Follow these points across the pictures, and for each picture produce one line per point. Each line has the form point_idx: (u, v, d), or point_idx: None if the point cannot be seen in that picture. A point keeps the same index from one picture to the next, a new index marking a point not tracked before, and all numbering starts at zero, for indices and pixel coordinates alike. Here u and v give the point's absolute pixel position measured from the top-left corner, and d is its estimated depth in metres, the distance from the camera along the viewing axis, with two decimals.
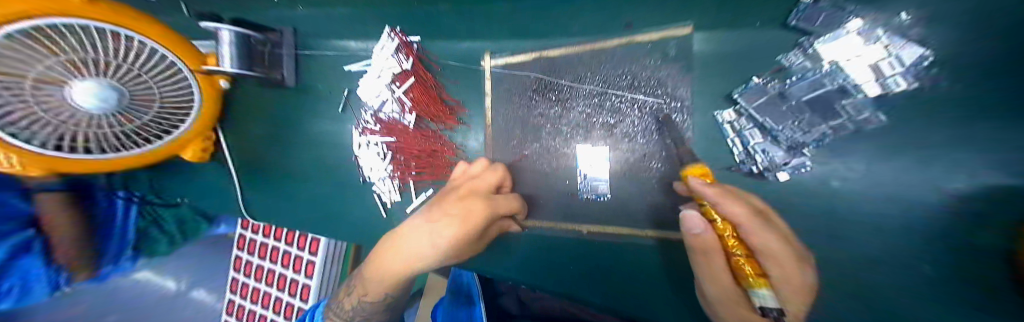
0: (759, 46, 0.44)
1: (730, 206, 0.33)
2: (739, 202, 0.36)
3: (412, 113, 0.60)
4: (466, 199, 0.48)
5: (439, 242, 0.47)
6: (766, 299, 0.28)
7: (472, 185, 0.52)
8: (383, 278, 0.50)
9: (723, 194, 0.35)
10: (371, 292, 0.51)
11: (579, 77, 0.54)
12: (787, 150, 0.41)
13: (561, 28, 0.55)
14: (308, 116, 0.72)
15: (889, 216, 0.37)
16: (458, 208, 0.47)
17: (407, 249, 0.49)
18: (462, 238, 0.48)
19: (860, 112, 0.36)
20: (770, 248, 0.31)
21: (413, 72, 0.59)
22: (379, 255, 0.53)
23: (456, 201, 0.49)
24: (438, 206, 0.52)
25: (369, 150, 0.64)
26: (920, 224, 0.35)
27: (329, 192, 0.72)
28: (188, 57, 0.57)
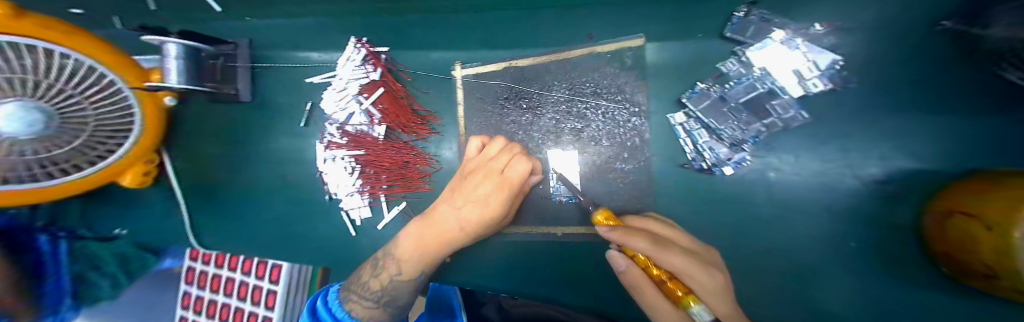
0: (701, 56, 0.50)
1: (634, 241, 0.38)
2: (643, 232, 0.40)
3: (382, 124, 0.59)
4: (488, 181, 0.50)
5: (467, 221, 0.51)
6: (702, 313, 0.31)
7: (494, 174, 0.49)
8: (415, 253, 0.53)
9: (625, 232, 0.39)
10: (403, 272, 0.53)
11: (546, 85, 0.57)
12: (730, 146, 0.47)
13: (529, 39, 0.56)
14: (269, 132, 0.68)
15: (806, 197, 0.45)
16: (482, 193, 0.50)
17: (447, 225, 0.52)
18: (489, 218, 0.50)
19: (787, 111, 0.44)
20: (686, 267, 0.35)
21: (383, 83, 0.59)
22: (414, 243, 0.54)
23: (478, 184, 0.51)
24: (459, 191, 0.53)
25: (336, 165, 0.61)
26: (829, 206, 0.44)
27: (294, 211, 0.68)
28: (125, 69, 0.47)
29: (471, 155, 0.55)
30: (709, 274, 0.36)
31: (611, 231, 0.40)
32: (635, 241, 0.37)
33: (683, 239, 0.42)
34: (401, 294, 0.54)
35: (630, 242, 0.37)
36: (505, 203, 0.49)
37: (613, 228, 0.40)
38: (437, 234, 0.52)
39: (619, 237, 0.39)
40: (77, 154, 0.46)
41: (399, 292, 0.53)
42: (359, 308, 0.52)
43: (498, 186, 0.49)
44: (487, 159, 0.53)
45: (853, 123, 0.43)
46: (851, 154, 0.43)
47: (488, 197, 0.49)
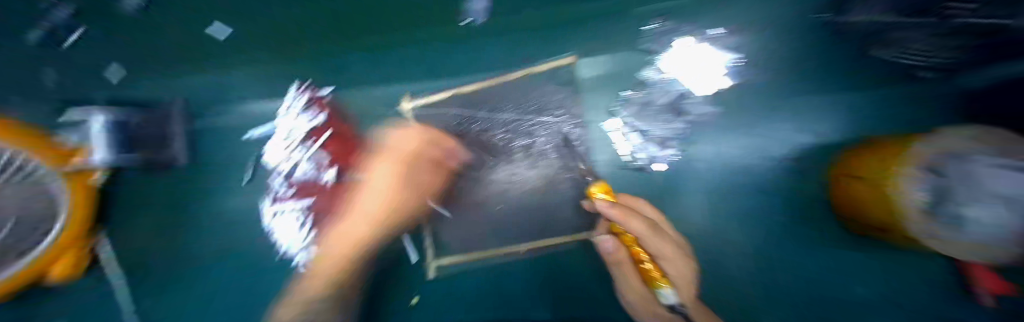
0: (625, 66, 0.54)
1: (631, 221, 0.37)
2: (637, 213, 0.40)
3: (331, 168, 0.58)
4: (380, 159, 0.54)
5: (369, 215, 0.51)
6: (669, 296, 0.35)
7: (391, 157, 0.54)
8: (332, 264, 0.48)
9: (625, 212, 0.38)
10: (323, 285, 0.46)
11: (492, 107, 0.59)
12: (658, 144, 0.52)
13: (468, 66, 0.58)
14: (215, 190, 0.64)
15: (736, 180, 0.49)
16: (378, 182, 0.53)
17: (347, 230, 0.51)
18: (395, 205, 0.52)
19: (697, 109, 0.50)
20: (665, 253, 0.37)
21: (328, 125, 0.58)
22: (325, 254, 0.50)
23: (376, 169, 0.54)
24: (359, 206, 0.53)
25: (286, 216, 0.59)
26: (757, 190, 0.48)
27: (240, 275, 0.61)
28: None
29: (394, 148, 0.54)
30: (686, 264, 0.40)
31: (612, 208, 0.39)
32: (634, 221, 0.37)
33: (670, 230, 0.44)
34: (325, 295, 0.44)
35: (630, 222, 0.37)
36: (406, 176, 0.52)
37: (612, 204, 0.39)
38: (347, 242, 0.50)
39: (619, 215, 0.38)
40: None
41: (324, 301, 0.44)
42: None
43: (392, 175, 0.52)
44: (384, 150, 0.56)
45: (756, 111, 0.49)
46: (757, 139, 0.49)
47: (383, 184, 0.52)
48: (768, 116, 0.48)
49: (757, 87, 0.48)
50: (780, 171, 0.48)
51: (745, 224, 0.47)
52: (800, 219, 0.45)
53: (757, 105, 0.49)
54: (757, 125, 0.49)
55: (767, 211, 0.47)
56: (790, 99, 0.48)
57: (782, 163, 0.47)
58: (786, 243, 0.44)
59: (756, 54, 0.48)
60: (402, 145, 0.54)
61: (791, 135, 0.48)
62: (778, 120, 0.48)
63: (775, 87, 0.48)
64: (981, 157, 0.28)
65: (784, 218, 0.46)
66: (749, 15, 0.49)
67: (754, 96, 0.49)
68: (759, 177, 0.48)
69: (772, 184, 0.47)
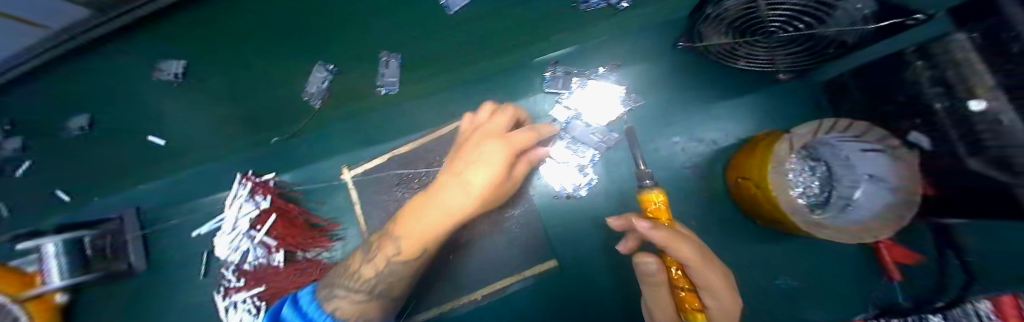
0: (538, 108, 0.61)
1: (681, 248, 0.31)
2: (687, 238, 0.34)
3: (279, 251, 0.58)
4: (489, 139, 0.44)
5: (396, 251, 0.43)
6: None
7: (504, 142, 0.43)
8: (381, 285, 0.43)
9: (672, 234, 0.32)
10: (402, 250, 0.42)
11: (430, 162, 0.63)
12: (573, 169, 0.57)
13: (403, 129, 0.64)
14: (175, 289, 0.66)
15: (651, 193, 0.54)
16: (453, 205, 0.39)
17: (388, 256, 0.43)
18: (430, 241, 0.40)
19: (604, 136, 0.55)
20: (710, 281, 0.32)
21: (274, 208, 0.60)
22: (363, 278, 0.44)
23: (458, 174, 0.41)
24: (460, 154, 0.46)
25: (238, 311, 0.57)
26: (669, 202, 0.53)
27: None
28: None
29: (476, 124, 0.50)
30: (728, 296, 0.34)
31: (652, 228, 0.33)
32: (685, 249, 0.30)
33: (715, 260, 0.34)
34: (386, 290, 0.44)
35: (677, 248, 0.31)
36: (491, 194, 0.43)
37: (654, 225, 0.33)
38: (433, 215, 0.39)
39: (665, 239, 0.31)
40: None
41: (387, 278, 0.43)
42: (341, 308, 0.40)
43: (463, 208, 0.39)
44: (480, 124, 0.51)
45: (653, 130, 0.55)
46: (662, 153, 0.54)
47: (456, 207, 0.39)
48: (664, 131, 0.54)
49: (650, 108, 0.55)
50: (686, 177, 0.53)
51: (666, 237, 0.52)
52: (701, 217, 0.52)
53: (653, 123, 0.55)
54: (657, 140, 0.55)
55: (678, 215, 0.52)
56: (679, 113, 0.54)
57: (685, 170, 0.53)
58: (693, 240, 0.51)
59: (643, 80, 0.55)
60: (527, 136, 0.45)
61: (688, 144, 0.54)
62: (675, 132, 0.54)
63: (666, 105, 0.55)
64: (847, 144, 0.40)
65: (693, 223, 0.51)
66: (637, 46, 0.54)
67: (648, 116, 0.55)
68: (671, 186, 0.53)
69: (679, 190, 0.53)
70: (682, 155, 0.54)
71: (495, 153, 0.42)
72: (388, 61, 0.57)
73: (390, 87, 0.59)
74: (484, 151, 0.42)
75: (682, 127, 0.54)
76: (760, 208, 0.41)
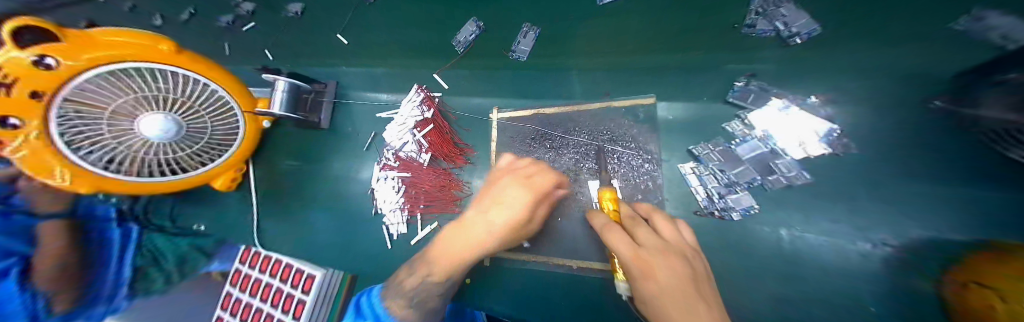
0: (707, 115, 0.57)
1: (596, 218, 0.44)
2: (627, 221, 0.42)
3: (427, 153, 0.71)
4: (514, 184, 0.55)
5: (491, 229, 0.53)
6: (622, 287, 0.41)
7: (524, 183, 0.55)
8: (440, 265, 0.56)
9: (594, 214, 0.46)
10: (435, 273, 0.57)
11: (569, 130, 0.66)
12: (725, 186, 0.52)
13: (556, 92, 0.69)
14: (332, 150, 0.84)
15: (811, 249, 0.48)
16: (509, 195, 0.54)
17: (471, 236, 0.54)
18: (516, 223, 0.53)
19: (790, 171, 0.49)
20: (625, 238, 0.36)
21: (432, 120, 0.71)
22: (445, 245, 0.57)
23: (505, 186, 0.56)
24: (489, 193, 0.59)
25: (386, 183, 0.72)
26: (826, 270, 0.46)
27: (337, 221, 0.79)
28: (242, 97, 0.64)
29: (501, 167, 0.62)
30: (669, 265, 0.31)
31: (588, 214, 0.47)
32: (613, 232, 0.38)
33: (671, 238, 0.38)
34: (427, 299, 0.56)
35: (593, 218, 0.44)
36: (530, 212, 0.54)
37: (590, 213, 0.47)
38: (462, 239, 0.55)
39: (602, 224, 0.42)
40: (186, 160, 0.60)
41: (426, 294, 0.56)
42: (395, 306, 0.53)
43: (515, 216, 0.52)
44: (515, 169, 0.60)
45: (849, 188, 0.46)
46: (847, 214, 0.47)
47: (516, 203, 0.53)
48: (857, 191, 0.46)
49: (849, 163, 0.47)
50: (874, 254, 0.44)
51: (816, 302, 0.45)
52: None
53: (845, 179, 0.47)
54: (847, 199, 0.47)
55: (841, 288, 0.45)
56: None
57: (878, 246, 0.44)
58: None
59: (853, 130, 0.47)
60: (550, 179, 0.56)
61: None
62: None
63: (872, 165, 0.46)
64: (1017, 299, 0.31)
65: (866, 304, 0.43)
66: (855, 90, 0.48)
67: (842, 168, 0.47)
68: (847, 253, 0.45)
69: (854, 261, 0.45)
70: (874, 227, 0.45)
71: (518, 197, 0.54)
72: (526, 32, 0.62)
73: (520, 54, 0.65)
74: (507, 195, 0.54)
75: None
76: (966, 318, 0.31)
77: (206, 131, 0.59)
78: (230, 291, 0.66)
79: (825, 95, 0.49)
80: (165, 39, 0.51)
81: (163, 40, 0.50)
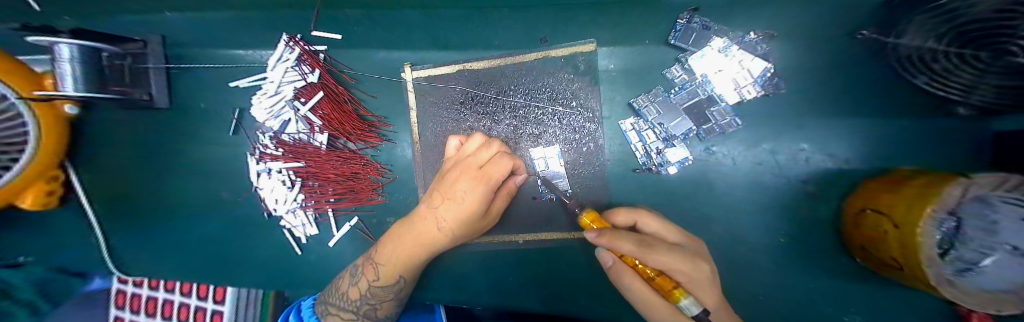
0: (648, 62, 0.50)
1: (621, 245, 0.32)
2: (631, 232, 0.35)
3: (322, 132, 0.54)
4: (466, 178, 0.45)
5: (442, 225, 0.46)
6: (691, 306, 0.29)
7: (479, 177, 0.44)
8: (389, 266, 0.47)
9: (612, 236, 0.33)
10: (382, 276, 0.47)
11: (501, 88, 0.55)
12: (663, 140, 0.48)
13: (482, 41, 0.54)
14: (192, 138, 0.61)
15: (735, 191, 0.50)
16: (460, 191, 0.45)
17: (422, 237, 0.47)
18: (470, 217, 0.46)
19: (724, 117, 0.46)
20: (672, 264, 0.33)
21: (321, 86, 0.54)
22: (388, 250, 0.48)
23: (456, 181, 0.46)
24: (439, 188, 0.48)
25: (272, 177, 0.55)
26: (744, 208, 0.49)
27: (225, 229, 0.61)
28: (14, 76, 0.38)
29: (452, 155, 0.52)
30: (694, 266, 0.34)
31: (598, 237, 0.32)
32: (625, 245, 0.32)
33: (672, 232, 0.41)
34: (380, 306, 0.49)
35: (618, 246, 0.32)
36: (485, 201, 0.45)
37: (600, 232, 0.33)
38: (416, 241, 0.47)
39: (608, 243, 0.32)
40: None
41: (379, 302, 0.48)
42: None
43: (467, 212, 0.45)
44: (468, 155, 0.49)
45: (767, 129, 0.48)
46: (766, 153, 0.48)
47: (468, 200, 0.44)
48: (775, 131, 0.48)
49: (771, 104, 0.47)
50: (778, 186, 0.48)
51: (729, 235, 0.49)
52: (780, 229, 0.48)
53: (767, 120, 0.48)
54: (767, 140, 0.48)
55: (752, 221, 0.49)
56: (796, 118, 0.47)
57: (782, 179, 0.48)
58: (757, 245, 0.49)
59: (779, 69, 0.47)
60: (506, 166, 0.45)
61: (799, 152, 0.47)
62: (786, 133, 0.48)
63: (787, 104, 0.47)
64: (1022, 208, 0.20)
65: (764, 228, 0.49)
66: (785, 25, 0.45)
67: (767, 110, 0.47)
68: (759, 189, 0.49)
69: (765, 195, 0.49)
70: (780, 162, 0.48)
71: (470, 193, 0.45)
72: None
73: None
74: (460, 194, 0.45)
75: (800, 137, 0.47)
76: (883, 247, 0.33)
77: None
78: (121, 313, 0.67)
79: (762, 32, 0.46)
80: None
81: None
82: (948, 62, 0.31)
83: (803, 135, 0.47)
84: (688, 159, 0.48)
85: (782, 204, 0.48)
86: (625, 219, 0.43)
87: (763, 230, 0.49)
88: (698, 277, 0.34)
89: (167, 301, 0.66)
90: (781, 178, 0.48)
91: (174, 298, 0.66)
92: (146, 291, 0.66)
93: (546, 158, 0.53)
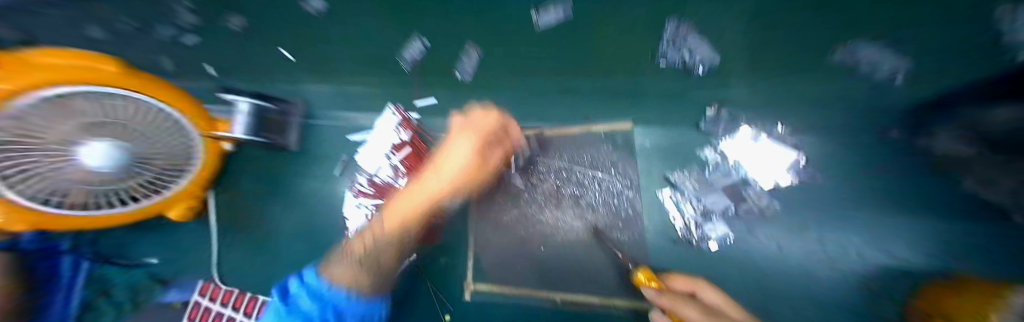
0: (682, 142, 0.57)
1: (684, 310, 0.37)
2: (695, 302, 0.39)
3: (404, 177, 0.68)
4: (467, 132, 0.51)
5: (454, 170, 0.49)
6: None
7: (475, 133, 0.51)
8: (386, 238, 0.44)
9: (674, 298, 0.39)
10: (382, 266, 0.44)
11: (549, 154, 0.65)
12: (701, 215, 0.53)
13: (536, 115, 0.66)
14: (299, 174, 0.78)
15: (783, 274, 0.50)
16: (460, 148, 0.49)
17: (426, 192, 0.48)
18: (472, 175, 0.51)
19: (761, 199, 0.51)
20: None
21: (408, 143, 0.70)
22: (390, 207, 0.48)
23: (453, 142, 0.51)
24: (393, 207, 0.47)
25: (359, 211, 0.68)
26: (795, 292, 0.49)
27: (308, 251, 0.74)
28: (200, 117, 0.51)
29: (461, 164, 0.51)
30: None
31: (660, 295, 0.40)
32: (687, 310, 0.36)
33: (737, 309, 0.39)
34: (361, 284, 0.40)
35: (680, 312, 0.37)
36: (480, 179, 0.53)
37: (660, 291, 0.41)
38: (406, 209, 0.46)
39: (669, 304, 0.38)
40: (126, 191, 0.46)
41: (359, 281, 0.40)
42: None
43: (471, 166, 0.50)
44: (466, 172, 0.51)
45: (806, 213, 0.50)
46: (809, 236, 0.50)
47: (467, 155, 0.49)
48: (815, 216, 0.50)
49: (807, 189, 0.50)
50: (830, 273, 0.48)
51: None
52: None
53: (805, 204, 0.50)
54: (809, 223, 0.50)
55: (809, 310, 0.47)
56: (836, 205, 0.49)
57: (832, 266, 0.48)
58: None
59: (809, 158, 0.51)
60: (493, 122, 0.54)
61: (844, 239, 0.48)
62: (828, 219, 0.49)
63: (824, 190, 0.50)
64: None
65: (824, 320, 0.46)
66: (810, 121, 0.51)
67: (805, 195, 0.50)
68: (807, 273, 0.49)
69: (817, 282, 0.48)
70: (827, 247, 0.49)
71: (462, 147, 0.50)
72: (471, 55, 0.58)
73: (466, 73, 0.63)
74: (456, 143, 0.50)
75: (844, 224, 0.49)
76: None
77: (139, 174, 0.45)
78: None
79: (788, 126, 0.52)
80: (103, 58, 0.41)
81: (104, 59, 0.41)
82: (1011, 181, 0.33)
83: (846, 222, 0.49)
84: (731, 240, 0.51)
85: (839, 294, 0.47)
86: (683, 286, 0.44)
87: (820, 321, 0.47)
88: None
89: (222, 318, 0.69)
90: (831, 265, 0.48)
91: (225, 311, 0.68)
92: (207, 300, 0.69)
93: (584, 216, 0.60)
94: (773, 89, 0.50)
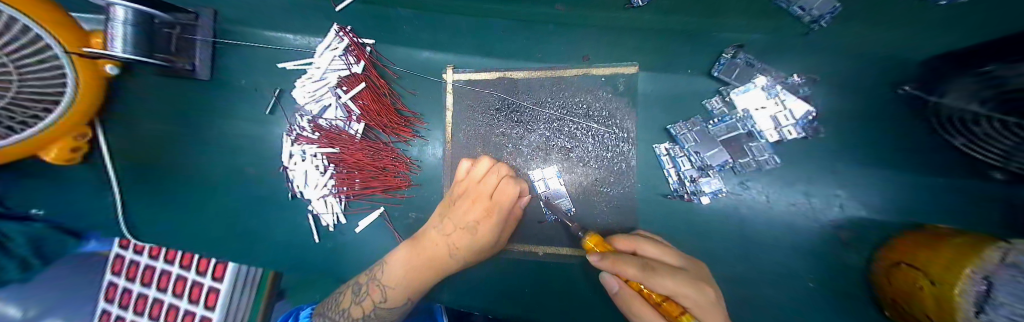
0: (687, 92, 0.51)
1: (624, 268, 0.31)
2: (633, 258, 0.33)
3: (360, 121, 0.56)
4: (480, 205, 0.48)
5: (468, 227, 0.48)
6: None
7: (486, 202, 0.48)
8: (400, 288, 0.48)
9: (614, 258, 0.32)
10: (389, 299, 0.48)
11: (539, 100, 0.56)
12: (698, 169, 0.48)
13: (527, 52, 0.55)
14: (223, 111, 0.61)
15: (759, 228, 0.50)
16: (472, 220, 0.48)
17: (444, 243, 0.48)
18: (481, 245, 0.48)
19: (763, 153, 0.46)
20: (675, 289, 0.31)
21: (365, 78, 0.56)
22: (382, 270, 0.49)
23: (473, 207, 0.49)
24: (448, 216, 0.50)
25: (308, 161, 0.57)
26: (767, 245, 0.50)
27: (247, 205, 0.61)
28: (73, 37, 0.38)
29: (460, 178, 0.52)
30: (698, 290, 0.33)
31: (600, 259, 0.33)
32: (627, 268, 0.31)
33: (670, 255, 0.39)
34: None
35: (622, 270, 0.31)
36: (495, 229, 0.48)
37: (602, 255, 0.33)
38: (427, 261, 0.48)
39: (608, 266, 0.32)
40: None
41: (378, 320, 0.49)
42: None
43: (492, 214, 0.48)
44: (475, 182, 0.51)
45: (798, 172, 0.48)
46: (794, 194, 0.49)
47: (473, 216, 0.48)
48: (800, 173, 0.48)
49: (803, 147, 0.48)
50: (804, 229, 0.49)
51: (751, 269, 0.49)
52: (806, 272, 0.48)
53: (800, 163, 0.48)
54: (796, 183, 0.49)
55: (775, 260, 0.49)
56: (828, 164, 0.48)
57: (810, 223, 0.48)
58: (783, 285, 0.48)
59: (821, 114, 0.47)
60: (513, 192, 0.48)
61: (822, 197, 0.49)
62: (815, 179, 0.48)
63: (822, 149, 0.48)
64: None
65: (788, 269, 0.48)
66: (824, 73, 0.47)
67: (802, 153, 0.48)
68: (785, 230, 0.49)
69: (792, 237, 0.49)
70: (807, 205, 0.48)
71: (475, 214, 0.49)
72: None
73: None
74: (468, 207, 0.49)
75: (829, 182, 0.48)
76: (914, 306, 0.32)
77: (9, 78, 0.32)
78: (121, 253, 0.60)
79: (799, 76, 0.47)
80: None
81: None
82: (990, 126, 0.30)
83: (839, 181, 0.47)
84: (722, 192, 0.49)
85: (806, 248, 0.48)
86: (624, 245, 0.41)
87: (786, 271, 0.48)
88: (703, 302, 0.32)
89: (155, 300, 0.59)
90: (808, 222, 0.49)
91: (173, 269, 0.59)
92: (145, 259, 0.60)
93: (569, 170, 0.54)
94: (780, 37, 0.47)
